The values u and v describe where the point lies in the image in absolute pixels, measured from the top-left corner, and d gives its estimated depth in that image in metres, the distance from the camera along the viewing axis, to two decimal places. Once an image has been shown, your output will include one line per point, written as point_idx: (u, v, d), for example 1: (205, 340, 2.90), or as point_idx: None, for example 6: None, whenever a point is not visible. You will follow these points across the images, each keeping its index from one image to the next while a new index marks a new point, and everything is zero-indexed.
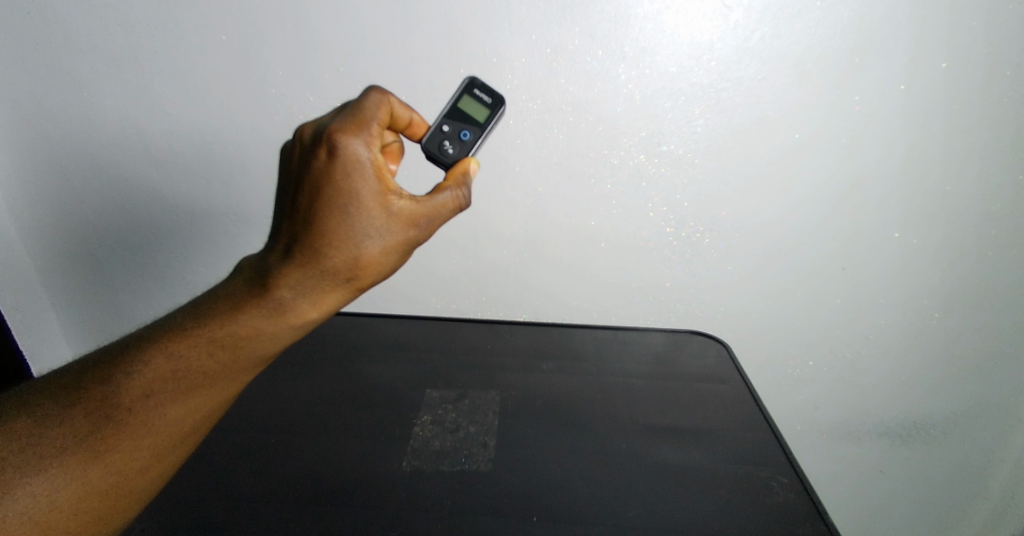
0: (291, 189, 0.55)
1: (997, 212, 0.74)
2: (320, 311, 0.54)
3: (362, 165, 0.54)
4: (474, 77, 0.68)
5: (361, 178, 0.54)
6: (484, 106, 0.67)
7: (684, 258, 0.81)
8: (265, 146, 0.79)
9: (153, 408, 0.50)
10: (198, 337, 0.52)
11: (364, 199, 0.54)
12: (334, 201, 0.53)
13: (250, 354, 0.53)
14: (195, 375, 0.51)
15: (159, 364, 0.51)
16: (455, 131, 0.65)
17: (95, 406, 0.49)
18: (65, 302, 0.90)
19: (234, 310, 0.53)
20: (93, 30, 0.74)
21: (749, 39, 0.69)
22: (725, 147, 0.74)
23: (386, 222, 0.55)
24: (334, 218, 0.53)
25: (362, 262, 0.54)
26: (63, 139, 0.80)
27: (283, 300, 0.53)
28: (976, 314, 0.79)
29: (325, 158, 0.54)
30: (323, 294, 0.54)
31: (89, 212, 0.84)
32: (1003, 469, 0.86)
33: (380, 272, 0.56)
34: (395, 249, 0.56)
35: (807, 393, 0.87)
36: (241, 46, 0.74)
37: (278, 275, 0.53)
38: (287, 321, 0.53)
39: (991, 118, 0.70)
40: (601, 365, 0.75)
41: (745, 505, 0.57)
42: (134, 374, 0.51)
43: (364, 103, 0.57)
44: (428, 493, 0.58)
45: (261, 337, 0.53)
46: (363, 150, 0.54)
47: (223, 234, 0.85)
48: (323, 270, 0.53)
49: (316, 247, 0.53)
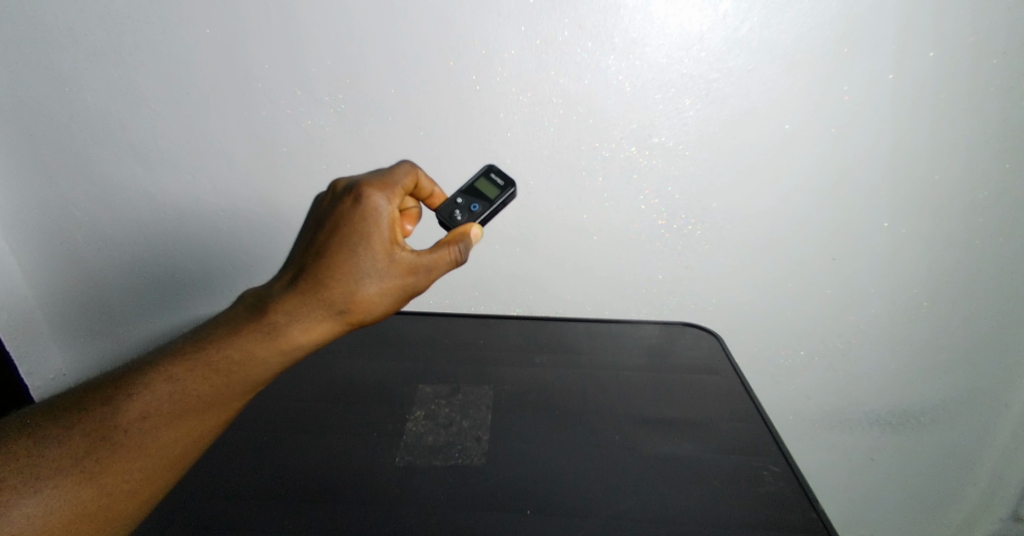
0: (311, 230, 0.57)
1: (984, 201, 0.74)
2: (311, 339, 0.54)
3: (378, 215, 0.56)
4: (493, 164, 0.71)
5: (374, 226, 0.55)
6: (497, 187, 0.68)
7: (676, 250, 0.82)
8: (252, 141, 0.78)
9: (148, 430, 0.49)
10: (198, 361, 0.52)
11: (373, 242, 0.55)
12: (344, 240, 0.54)
13: (242, 379, 0.52)
14: (192, 398, 0.51)
15: (160, 386, 0.51)
16: (467, 203, 0.66)
17: (94, 427, 0.49)
18: (50, 304, 0.87)
19: (233, 334, 0.53)
20: (74, 24, 0.73)
21: (739, 29, 0.69)
22: (715, 138, 0.74)
23: (387, 264, 0.55)
24: (341, 255, 0.54)
25: (357, 298, 0.54)
26: (46, 135, 0.78)
27: (279, 325, 0.53)
28: (964, 302, 0.79)
29: (349, 205, 0.56)
30: (316, 324, 0.53)
31: (75, 212, 0.82)
32: (991, 455, 0.87)
33: (373, 313, 0.55)
34: (391, 292, 0.56)
35: (799, 382, 0.87)
36: (227, 40, 0.73)
37: (279, 301, 0.53)
38: (282, 349, 0.53)
39: (978, 107, 0.70)
40: (595, 357, 0.76)
41: (737, 493, 0.58)
42: (135, 397, 0.50)
43: (396, 169, 0.61)
44: (422, 488, 0.58)
45: (253, 363, 0.52)
46: (383, 202, 0.56)
47: (211, 231, 0.83)
48: (321, 300, 0.53)
49: (319, 278, 0.54)
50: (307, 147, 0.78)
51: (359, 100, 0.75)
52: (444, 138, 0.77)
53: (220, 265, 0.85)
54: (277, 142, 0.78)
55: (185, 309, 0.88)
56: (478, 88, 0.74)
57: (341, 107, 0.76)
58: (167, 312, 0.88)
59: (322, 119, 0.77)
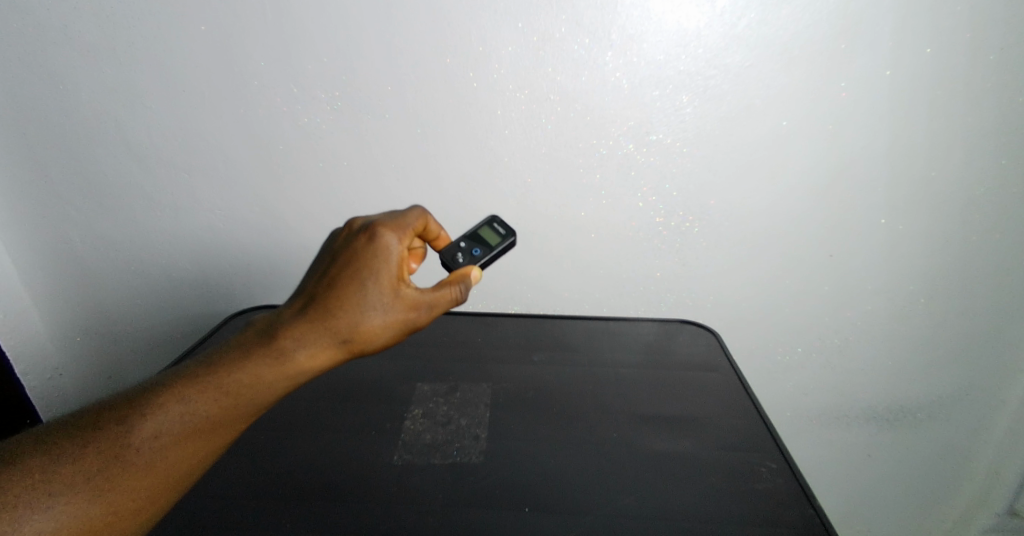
0: (325, 261, 0.56)
1: (981, 198, 0.74)
2: (314, 366, 0.52)
3: (389, 253, 0.55)
4: (496, 215, 0.71)
5: (385, 263, 0.54)
6: (499, 236, 0.69)
7: (673, 248, 0.81)
8: (247, 139, 0.78)
9: (157, 450, 0.48)
10: (208, 383, 0.50)
11: (382, 277, 0.54)
12: (355, 273, 0.54)
13: (247, 404, 0.50)
14: (199, 420, 0.49)
15: (171, 407, 0.49)
16: (469, 247, 0.66)
17: (107, 445, 0.47)
18: (43, 305, 0.86)
19: (242, 358, 0.51)
20: (68, 21, 0.73)
21: (736, 25, 0.69)
22: (713, 135, 0.74)
23: (393, 299, 0.54)
24: (350, 287, 0.53)
25: (361, 330, 0.53)
26: (41, 133, 0.78)
27: (286, 349, 0.51)
28: (961, 298, 0.79)
29: (362, 242, 0.55)
30: (318, 352, 0.52)
31: (71, 211, 0.82)
32: (988, 450, 0.87)
33: (375, 344, 0.54)
34: (394, 326, 0.54)
35: (797, 380, 0.87)
36: (222, 37, 0.73)
37: (288, 326, 0.52)
38: (286, 374, 0.51)
39: (974, 103, 0.70)
40: (592, 355, 0.76)
41: (735, 490, 0.58)
42: (148, 417, 0.48)
43: (409, 212, 0.60)
44: (419, 486, 0.58)
45: (257, 388, 0.50)
46: (395, 241, 0.55)
47: (207, 230, 0.83)
48: (327, 328, 0.52)
49: (327, 306, 0.52)
50: (304, 145, 0.78)
51: (355, 98, 0.75)
52: (441, 135, 0.77)
53: (216, 264, 0.85)
54: (273, 140, 0.78)
55: (181, 308, 0.87)
56: (476, 85, 0.74)
57: (338, 104, 0.76)
58: (162, 311, 0.88)
59: (319, 117, 0.76)
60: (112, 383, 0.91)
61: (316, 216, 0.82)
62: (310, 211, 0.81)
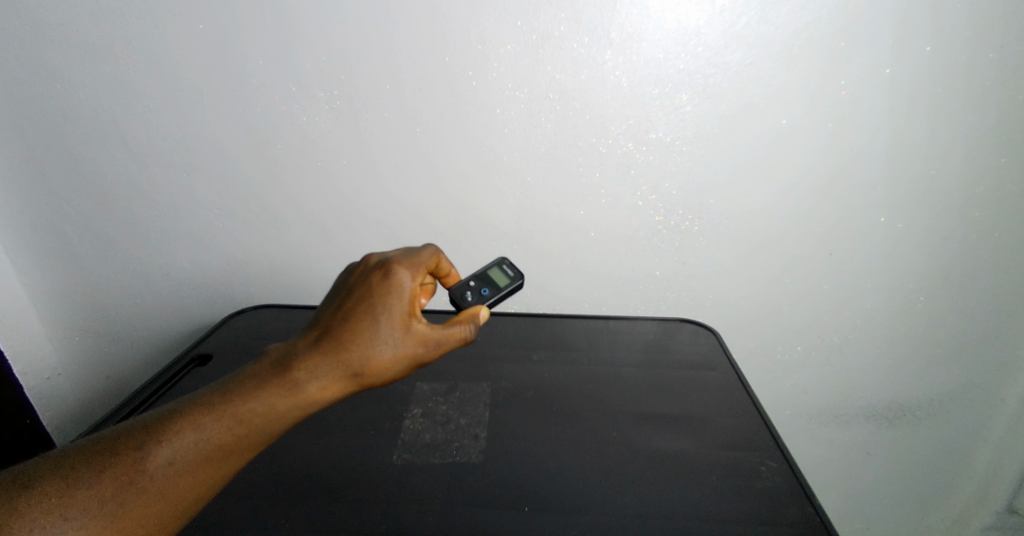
0: (340, 295, 0.56)
1: (980, 196, 0.74)
2: (326, 398, 0.51)
3: (402, 289, 0.55)
4: (505, 259, 0.72)
5: (397, 300, 0.54)
6: (507, 277, 0.69)
7: (673, 246, 0.81)
8: (245, 138, 0.78)
9: (171, 477, 0.47)
10: (223, 411, 0.49)
11: (395, 313, 0.54)
12: (368, 308, 0.53)
13: (259, 435, 0.50)
14: (213, 449, 0.48)
15: (186, 434, 0.48)
16: (479, 286, 0.66)
17: (122, 471, 0.46)
18: (42, 305, 0.86)
19: (256, 387, 0.51)
20: (65, 20, 0.72)
21: (736, 23, 0.69)
22: (713, 133, 0.74)
23: (405, 334, 0.53)
24: (363, 322, 0.53)
25: (372, 364, 0.52)
26: (38, 132, 0.77)
27: (299, 380, 0.51)
28: (960, 297, 0.79)
29: (377, 278, 0.55)
30: (330, 384, 0.51)
31: (69, 210, 0.81)
32: (987, 449, 0.87)
33: (385, 378, 0.53)
34: (404, 360, 0.53)
35: (796, 378, 0.87)
36: (221, 36, 0.73)
37: (302, 357, 0.52)
38: (298, 404, 0.51)
39: (973, 101, 0.71)
40: (592, 354, 0.76)
41: (734, 489, 0.58)
42: (164, 443, 0.48)
43: (422, 249, 0.60)
44: (418, 486, 0.58)
45: (270, 417, 0.50)
46: (408, 279, 0.55)
47: (206, 228, 0.82)
48: (339, 360, 0.52)
49: (340, 339, 0.52)
50: (303, 144, 0.78)
51: (354, 97, 0.75)
52: (439, 134, 0.77)
53: (215, 262, 0.85)
54: (272, 139, 0.78)
55: (181, 307, 0.87)
56: (475, 84, 0.74)
57: (337, 103, 0.75)
58: (160, 310, 0.87)
59: (318, 115, 0.76)
60: (110, 382, 0.91)
61: (315, 214, 0.82)
62: (309, 210, 0.81)
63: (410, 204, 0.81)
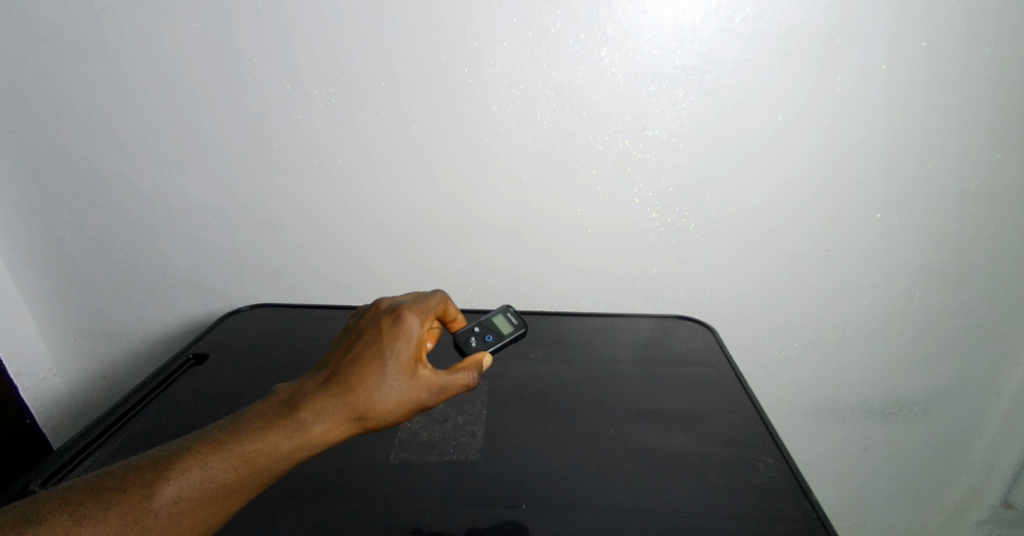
0: (349, 337, 0.56)
1: (975, 191, 0.75)
2: (330, 440, 0.52)
3: (410, 335, 0.55)
4: (511, 307, 0.74)
5: (406, 346, 0.55)
6: (511, 325, 0.71)
7: (671, 244, 0.81)
8: (240, 137, 0.77)
9: (175, 516, 0.48)
10: (230, 449, 0.50)
11: (402, 358, 0.55)
12: (376, 352, 0.54)
13: (262, 475, 0.50)
14: (218, 488, 0.49)
15: (192, 473, 0.49)
16: (483, 333, 0.69)
17: (129, 508, 0.47)
18: (37, 306, 0.86)
19: (263, 426, 0.51)
20: (56, 18, 0.72)
21: (732, 20, 0.70)
22: (709, 130, 0.74)
23: (410, 378, 0.54)
24: (370, 365, 0.54)
25: (376, 407, 0.53)
26: (29, 131, 0.77)
27: (305, 421, 0.52)
28: (956, 292, 0.80)
29: (386, 322, 0.56)
30: (335, 426, 0.52)
31: (62, 210, 0.81)
32: (982, 443, 0.88)
33: (388, 420, 0.54)
34: (407, 404, 0.54)
35: (794, 375, 0.87)
36: (214, 33, 0.72)
37: (309, 398, 0.52)
38: (302, 445, 0.51)
39: (968, 97, 0.71)
40: (589, 351, 0.75)
41: (731, 485, 0.58)
42: (170, 482, 0.48)
43: (431, 295, 0.61)
44: (416, 484, 0.58)
45: (274, 458, 0.50)
46: (416, 324, 0.56)
47: (202, 227, 0.82)
48: (345, 402, 0.52)
49: (347, 382, 0.53)
50: (298, 142, 0.77)
51: (350, 94, 0.75)
52: (435, 131, 0.77)
53: (210, 262, 0.84)
54: (267, 137, 0.77)
55: (176, 307, 0.87)
56: (471, 81, 0.74)
57: (332, 101, 0.75)
58: (156, 311, 0.87)
59: (313, 113, 0.76)
60: (105, 382, 0.90)
61: (311, 213, 0.81)
62: (305, 209, 0.81)
63: (406, 203, 0.81)
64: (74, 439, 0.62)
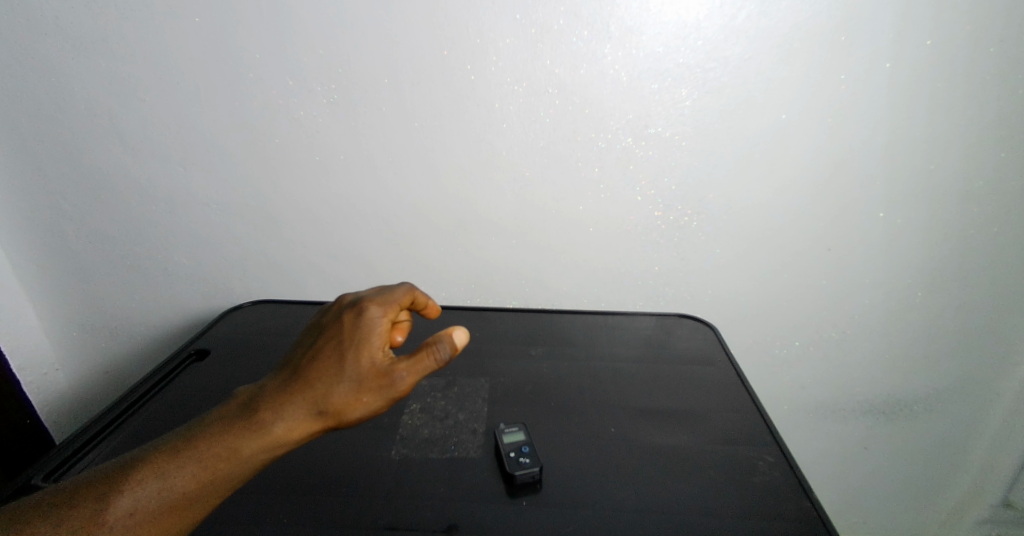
0: (311, 334, 0.55)
1: (978, 191, 0.75)
2: (294, 439, 0.50)
3: (371, 327, 0.54)
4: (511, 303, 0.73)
5: (366, 338, 0.53)
6: None
7: (672, 242, 0.81)
8: (242, 132, 0.77)
9: (132, 528, 0.46)
10: (187, 456, 0.49)
11: (364, 351, 0.53)
12: (337, 346, 0.53)
13: (222, 481, 0.49)
14: (177, 497, 0.48)
15: (148, 483, 0.47)
16: None
17: (83, 523, 0.46)
18: (39, 301, 0.86)
19: (221, 430, 0.50)
20: (59, 13, 0.72)
21: (736, 17, 0.69)
22: (712, 128, 0.74)
23: (373, 370, 0.52)
24: (330, 360, 0.52)
25: (339, 401, 0.51)
26: (31, 126, 0.77)
27: (265, 421, 0.50)
28: (958, 292, 0.80)
29: (347, 317, 0.54)
30: (297, 424, 0.50)
31: (64, 204, 0.81)
32: (983, 443, 0.88)
33: (355, 414, 0.52)
34: (371, 397, 0.52)
35: (795, 374, 0.87)
36: (217, 28, 0.72)
37: (268, 398, 0.51)
38: (263, 446, 0.50)
39: (972, 96, 0.71)
40: (590, 349, 0.75)
41: (731, 483, 0.58)
42: (126, 493, 0.47)
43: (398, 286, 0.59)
44: (416, 481, 0.58)
45: (235, 461, 0.49)
46: (378, 315, 0.54)
47: (203, 223, 0.82)
48: (306, 400, 0.51)
49: (308, 378, 0.51)
50: (300, 138, 0.77)
51: (352, 91, 0.75)
52: (437, 128, 0.77)
53: (213, 257, 0.84)
54: (270, 133, 0.77)
55: (178, 302, 0.87)
56: (473, 78, 0.74)
57: (335, 97, 0.75)
58: (157, 306, 0.87)
59: (315, 109, 0.76)
60: (106, 377, 0.90)
61: (312, 210, 0.81)
62: (306, 205, 0.81)
63: (407, 200, 0.81)
64: (75, 435, 0.62)
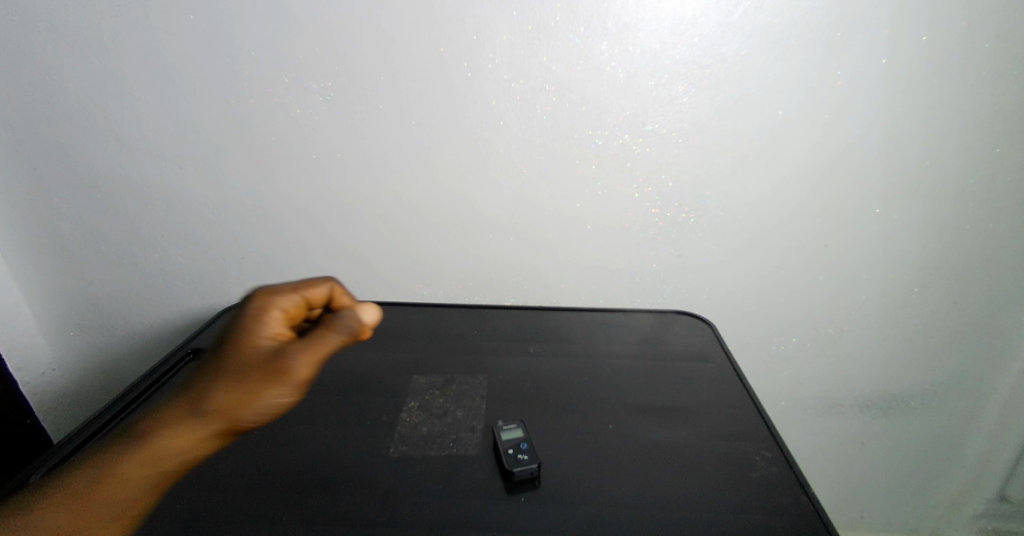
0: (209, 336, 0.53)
1: (974, 187, 0.75)
2: (186, 444, 0.49)
3: (251, 320, 0.51)
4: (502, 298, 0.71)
5: (247, 332, 0.51)
6: None
7: (670, 239, 0.81)
8: (238, 130, 0.77)
9: None
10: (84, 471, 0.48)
11: (241, 345, 0.50)
12: (220, 343, 0.51)
13: (117, 490, 0.48)
14: (76, 513, 0.47)
15: (46, 502, 0.47)
16: None
17: None
18: (37, 301, 0.86)
19: (116, 443, 0.49)
20: (53, 11, 0.72)
21: (732, 14, 0.69)
22: (709, 125, 0.74)
23: (258, 361, 0.50)
24: (213, 358, 0.50)
25: (225, 399, 0.49)
26: (26, 125, 0.76)
27: (156, 428, 0.49)
28: (955, 287, 0.80)
29: (234, 313, 0.52)
30: (187, 429, 0.49)
31: (59, 203, 0.81)
32: (979, 437, 0.88)
33: (248, 408, 0.50)
34: (261, 390, 0.50)
35: (792, 369, 0.87)
36: (212, 26, 0.72)
37: (159, 405, 0.50)
38: (153, 454, 0.48)
39: (968, 92, 0.71)
40: (588, 346, 0.76)
41: (729, 479, 0.58)
42: (25, 513, 0.47)
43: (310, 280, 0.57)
44: (415, 478, 0.58)
45: (130, 470, 0.48)
46: (261, 307, 0.52)
47: (200, 222, 0.82)
48: (193, 402, 0.49)
49: (195, 379, 0.50)
50: (296, 136, 0.77)
51: (348, 89, 0.75)
52: (434, 125, 0.76)
53: (211, 256, 0.84)
54: (266, 131, 0.77)
55: (175, 301, 0.87)
56: (470, 75, 0.74)
57: (331, 95, 0.75)
58: (155, 305, 0.87)
59: (311, 107, 0.76)
60: (103, 377, 0.90)
61: (309, 208, 0.81)
62: (303, 203, 0.81)
63: (404, 198, 0.80)
64: (73, 434, 0.61)
